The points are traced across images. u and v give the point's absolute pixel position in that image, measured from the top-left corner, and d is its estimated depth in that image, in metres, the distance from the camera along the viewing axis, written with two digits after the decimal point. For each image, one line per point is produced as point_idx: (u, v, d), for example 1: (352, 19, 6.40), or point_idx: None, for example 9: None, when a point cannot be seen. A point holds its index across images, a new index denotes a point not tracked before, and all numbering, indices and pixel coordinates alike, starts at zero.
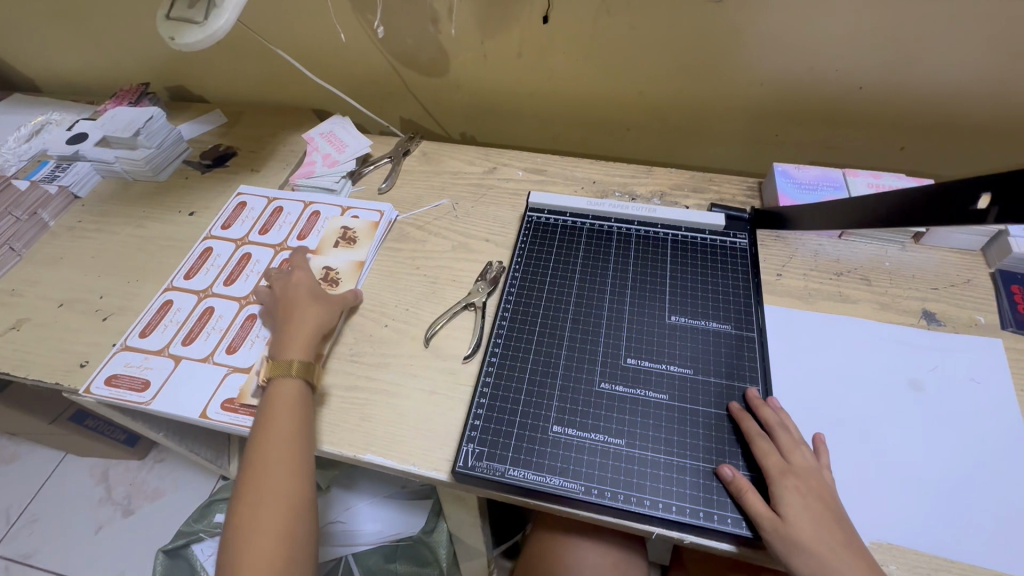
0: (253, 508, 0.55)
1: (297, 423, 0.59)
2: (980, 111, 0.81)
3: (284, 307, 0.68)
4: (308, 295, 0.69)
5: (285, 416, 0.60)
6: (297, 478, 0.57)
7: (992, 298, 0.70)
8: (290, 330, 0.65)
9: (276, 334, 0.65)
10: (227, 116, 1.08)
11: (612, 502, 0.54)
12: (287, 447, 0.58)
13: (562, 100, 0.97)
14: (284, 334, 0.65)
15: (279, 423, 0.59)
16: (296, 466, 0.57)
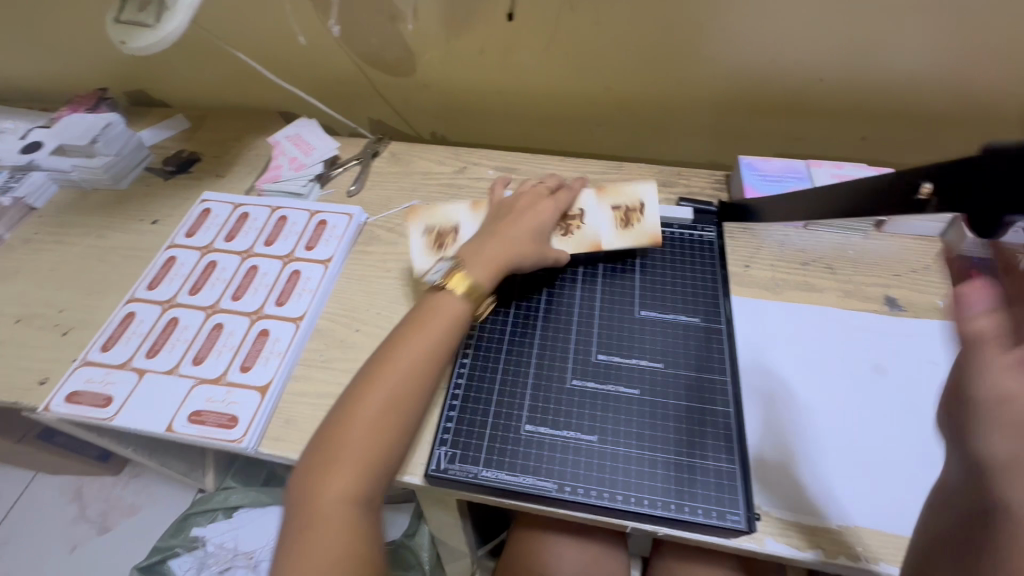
0: (330, 452, 0.52)
1: (409, 383, 0.56)
2: (936, 99, 0.84)
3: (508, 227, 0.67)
4: (537, 221, 0.68)
5: (393, 371, 0.57)
6: (382, 419, 0.54)
7: (950, 282, 0.72)
8: (488, 246, 0.65)
9: (470, 255, 0.65)
10: (190, 121, 1.06)
11: (585, 498, 0.54)
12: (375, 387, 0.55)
13: (532, 97, 0.97)
14: (480, 248, 0.65)
15: (404, 362, 0.57)
16: (384, 429, 0.54)
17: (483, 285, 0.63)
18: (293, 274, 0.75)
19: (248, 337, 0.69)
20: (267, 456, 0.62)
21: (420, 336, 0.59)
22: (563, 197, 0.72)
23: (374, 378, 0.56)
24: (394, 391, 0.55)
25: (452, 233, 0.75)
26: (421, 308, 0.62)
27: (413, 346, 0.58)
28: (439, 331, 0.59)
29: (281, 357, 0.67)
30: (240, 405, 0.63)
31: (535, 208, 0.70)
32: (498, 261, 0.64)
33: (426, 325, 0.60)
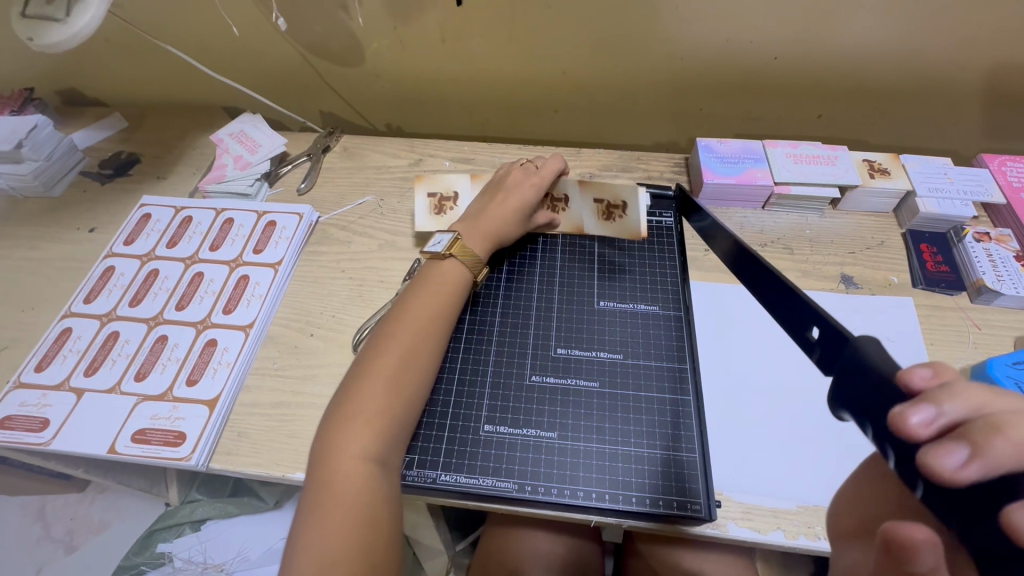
0: (336, 432, 0.52)
1: (416, 348, 0.58)
2: (886, 75, 0.84)
3: (495, 197, 0.70)
4: (523, 198, 0.69)
5: (400, 340, 0.58)
6: (385, 394, 0.54)
7: (904, 257, 0.73)
8: (483, 218, 0.68)
9: (474, 218, 0.68)
10: (128, 119, 1.00)
11: (545, 497, 0.53)
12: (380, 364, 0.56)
13: (487, 83, 0.94)
14: (474, 217, 0.68)
15: (403, 338, 0.58)
16: (392, 394, 0.54)
17: (475, 251, 0.66)
18: (241, 279, 0.72)
19: (195, 348, 0.66)
20: (220, 472, 0.59)
21: (413, 319, 0.59)
22: (547, 173, 0.71)
23: (379, 357, 0.56)
24: (393, 368, 0.56)
25: (452, 202, 0.76)
26: (410, 294, 0.63)
27: (408, 322, 0.59)
28: (425, 307, 0.61)
29: (231, 368, 0.64)
30: (188, 421, 0.60)
31: (525, 180, 0.70)
32: (489, 230, 0.67)
33: (419, 304, 0.61)
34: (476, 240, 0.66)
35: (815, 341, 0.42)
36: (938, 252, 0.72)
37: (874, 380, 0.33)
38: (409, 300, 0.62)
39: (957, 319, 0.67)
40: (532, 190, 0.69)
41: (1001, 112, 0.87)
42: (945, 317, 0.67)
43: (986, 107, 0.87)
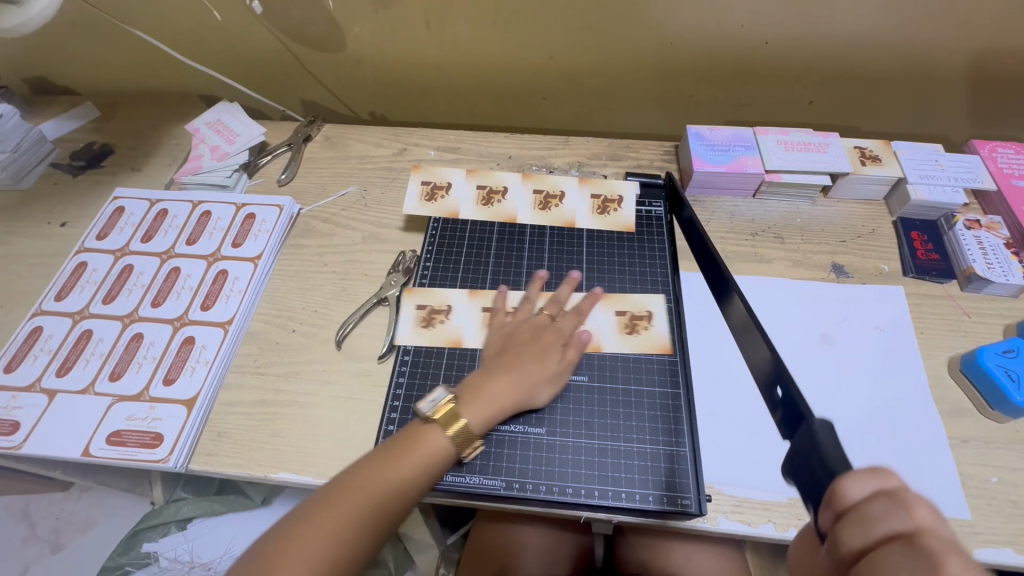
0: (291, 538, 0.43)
1: (411, 482, 0.49)
2: (877, 59, 0.83)
3: (511, 353, 0.57)
4: (546, 362, 0.57)
5: (399, 464, 0.49)
6: (339, 545, 0.44)
7: (895, 246, 0.72)
8: (494, 380, 0.55)
9: (480, 377, 0.55)
10: (101, 108, 0.96)
11: (534, 494, 0.53)
12: (349, 502, 0.46)
13: (472, 69, 0.91)
14: (480, 386, 0.54)
15: (384, 484, 0.47)
16: (369, 521, 0.46)
17: (475, 425, 0.53)
18: (220, 274, 0.70)
19: (172, 346, 0.64)
20: (199, 473, 0.58)
21: (406, 459, 0.49)
22: (565, 326, 0.60)
23: (349, 495, 0.46)
24: (363, 516, 0.46)
25: (444, 314, 0.65)
26: (411, 426, 0.52)
27: (397, 463, 0.48)
28: (421, 454, 0.50)
29: (209, 366, 0.62)
30: (166, 422, 0.59)
31: (537, 345, 0.58)
32: (512, 406, 0.54)
33: (416, 444, 0.50)
34: (485, 415, 0.53)
35: (779, 401, 0.46)
36: (929, 240, 0.71)
37: (817, 466, 0.38)
38: (409, 430, 0.51)
39: (947, 308, 0.66)
40: (554, 351, 0.58)
41: (991, 96, 0.86)
42: (935, 306, 0.67)
43: (977, 91, 0.86)
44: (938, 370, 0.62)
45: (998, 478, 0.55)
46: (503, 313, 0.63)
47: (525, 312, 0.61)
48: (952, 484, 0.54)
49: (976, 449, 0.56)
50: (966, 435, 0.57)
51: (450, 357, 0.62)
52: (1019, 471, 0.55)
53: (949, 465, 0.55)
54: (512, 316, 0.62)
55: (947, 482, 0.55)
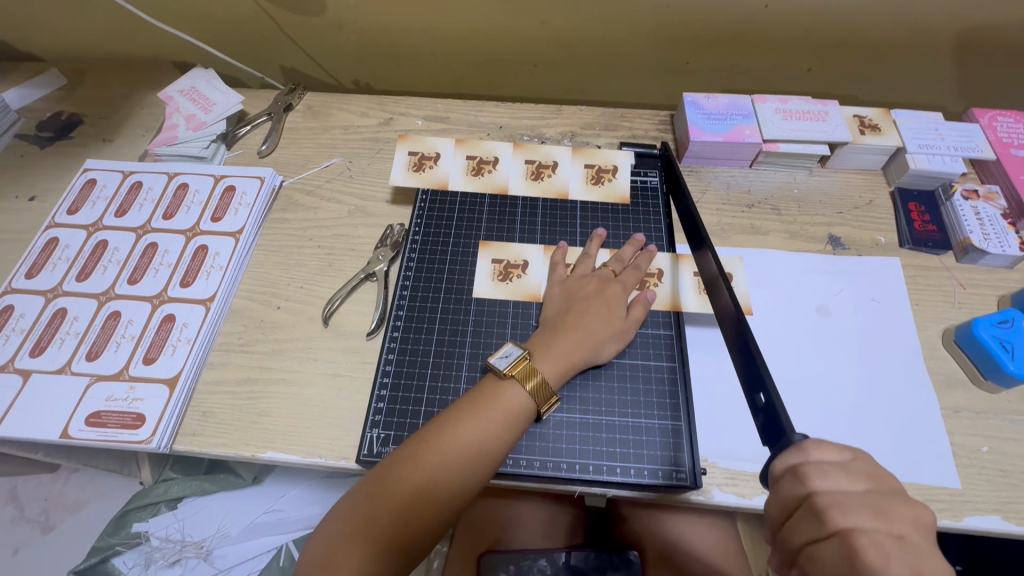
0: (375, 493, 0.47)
1: (484, 441, 0.49)
2: (881, 24, 0.80)
3: (577, 308, 0.58)
4: (609, 319, 0.57)
5: (471, 424, 0.49)
6: (419, 506, 0.47)
7: (892, 217, 0.71)
8: (563, 336, 0.55)
9: (546, 333, 0.56)
10: (67, 76, 0.90)
11: (528, 470, 0.52)
12: (425, 464, 0.48)
13: (459, 34, 0.87)
14: (552, 338, 0.55)
15: (456, 449, 0.48)
16: (446, 478, 0.48)
17: (550, 382, 0.53)
18: (199, 250, 0.67)
19: (151, 324, 0.62)
20: (184, 454, 0.56)
21: (478, 422, 0.50)
22: (630, 280, 0.61)
23: (428, 457, 0.48)
24: (440, 481, 0.47)
25: (521, 268, 0.65)
26: (484, 387, 0.53)
27: (468, 429, 0.49)
28: (491, 420, 0.50)
29: (190, 345, 0.60)
30: (147, 402, 0.57)
31: (603, 296, 0.59)
32: (579, 361, 0.55)
33: (488, 408, 0.51)
34: (560, 369, 0.54)
35: (761, 408, 0.46)
36: (926, 211, 0.70)
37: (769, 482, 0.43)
38: (481, 392, 0.52)
39: (943, 279, 0.66)
40: (618, 304, 0.59)
41: (989, 63, 0.84)
42: (930, 277, 0.66)
43: (977, 58, 0.84)
44: (933, 341, 0.62)
45: (988, 447, 0.55)
46: (563, 267, 0.64)
47: (585, 268, 0.62)
48: (944, 454, 0.55)
49: (968, 419, 0.57)
50: (958, 406, 0.57)
51: (517, 307, 0.62)
52: (1009, 440, 0.55)
53: (940, 434, 0.56)
54: (575, 272, 0.63)
55: (938, 451, 0.55)
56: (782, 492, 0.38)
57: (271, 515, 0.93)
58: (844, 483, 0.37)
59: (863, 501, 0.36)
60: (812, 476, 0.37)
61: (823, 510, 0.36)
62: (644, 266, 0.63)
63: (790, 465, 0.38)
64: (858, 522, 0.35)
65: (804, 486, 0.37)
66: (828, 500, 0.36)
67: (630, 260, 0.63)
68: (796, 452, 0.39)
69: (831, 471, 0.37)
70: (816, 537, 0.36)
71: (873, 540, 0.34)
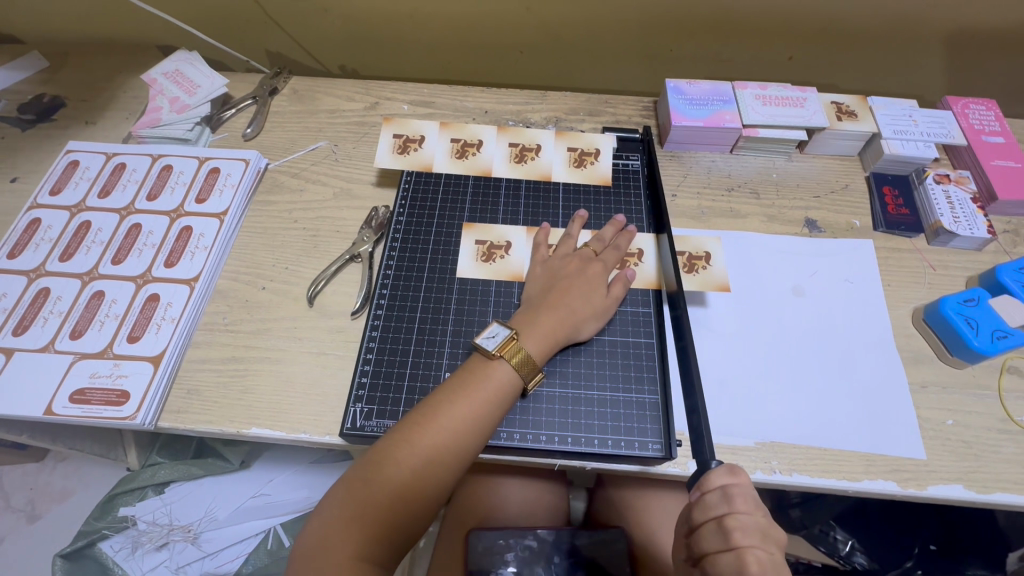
0: (367, 479, 0.47)
1: (475, 422, 0.50)
2: (859, 13, 0.81)
3: (560, 287, 0.59)
4: (590, 296, 0.59)
5: (461, 407, 0.50)
6: (416, 488, 0.48)
7: (867, 201, 0.73)
8: (545, 313, 0.57)
9: (531, 310, 0.57)
10: (49, 58, 0.89)
11: (508, 442, 0.53)
12: (421, 447, 0.48)
13: (445, 20, 0.87)
14: (536, 316, 0.56)
15: (448, 432, 0.49)
16: (438, 460, 0.49)
17: (534, 357, 0.54)
18: (184, 230, 0.67)
19: (135, 304, 0.62)
20: (170, 430, 0.57)
21: (467, 404, 0.50)
22: (610, 259, 0.62)
23: (420, 441, 0.49)
24: (433, 464, 0.48)
25: (504, 249, 0.66)
26: (473, 367, 0.53)
27: (461, 411, 0.50)
28: (483, 401, 0.51)
29: (175, 324, 0.60)
30: (132, 379, 0.57)
31: (584, 276, 0.60)
32: (562, 339, 0.56)
33: (479, 390, 0.51)
34: (545, 347, 0.55)
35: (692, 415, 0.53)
36: (900, 195, 0.72)
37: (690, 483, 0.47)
38: (471, 373, 0.53)
39: (914, 261, 0.68)
40: (599, 283, 0.60)
41: (962, 52, 0.87)
42: (902, 260, 0.68)
43: (953, 47, 0.86)
44: (903, 320, 0.64)
45: (953, 420, 0.57)
46: (545, 247, 0.65)
47: (566, 248, 0.64)
48: (911, 426, 0.57)
49: (935, 393, 0.59)
50: (925, 381, 0.59)
51: (500, 286, 0.63)
52: (972, 414, 0.57)
53: (907, 406, 0.58)
54: (556, 252, 0.64)
55: (905, 425, 0.57)
56: (704, 505, 0.43)
57: (260, 499, 0.93)
58: (752, 511, 0.42)
59: (762, 527, 0.41)
60: (735, 498, 0.42)
61: (731, 529, 0.40)
62: (624, 245, 0.64)
63: (722, 485, 0.43)
64: (754, 547, 0.40)
65: (725, 506, 0.42)
66: (738, 521, 0.41)
67: (610, 240, 0.65)
68: (727, 473, 0.44)
69: (747, 500, 0.42)
70: (718, 549, 0.40)
71: (762, 561, 0.39)
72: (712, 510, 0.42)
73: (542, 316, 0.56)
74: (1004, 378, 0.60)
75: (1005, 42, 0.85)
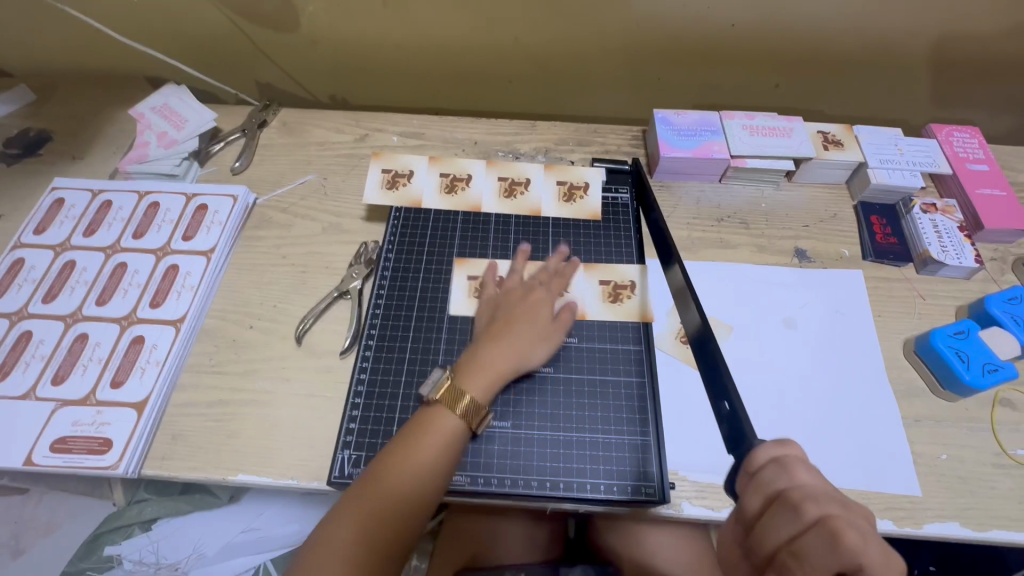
0: (335, 521, 0.47)
1: (438, 452, 0.50)
2: (841, 42, 0.83)
3: (553, 326, 0.59)
4: None
5: (422, 437, 0.51)
6: (386, 524, 0.47)
7: (855, 230, 0.73)
8: (537, 355, 0.56)
9: (524, 351, 0.57)
10: (36, 91, 0.89)
11: (499, 488, 0.53)
12: (384, 482, 0.49)
13: (434, 51, 0.88)
14: (527, 357, 0.56)
15: (411, 464, 0.49)
16: (405, 492, 0.48)
17: (480, 396, 0.53)
18: (170, 269, 0.66)
19: (120, 346, 0.61)
20: (154, 478, 0.56)
21: (429, 436, 0.51)
22: (553, 288, 0.63)
23: (384, 475, 0.49)
24: (400, 497, 0.48)
25: (495, 287, 0.66)
26: (431, 401, 0.53)
27: (433, 450, 0.50)
28: (445, 431, 0.51)
29: (160, 367, 0.59)
30: (115, 426, 0.56)
31: (575, 313, 0.60)
32: (507, 373, 0.55)
33: (439, 420, 0.52)
34: None
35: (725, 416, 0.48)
36: (888, 223, 0.73)
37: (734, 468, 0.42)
38: (430, 406, 0.53)
39: (904, 290, 0.68)
40: None
41: (943, 80, 0.88)
42: (893, 289, 0.68)
43: (933, 75, 0.88)
44: (894, 351, 0.63)
45: (947, 455, 0.57)
46: (493, 283, 0.64)
47: (557, 286, 0.63)
48: (906, 464, 0.56)
49: (928, 427, 0.58)
50: (918, 415, 0.59)
51: None
52: (966, 448, 0.57)
53: (901, 444, 0.57)
54: (546, 289, 0.63)
55: (900, 461, 0.56)
56: (762, 481, 0.38)
57: (249, 534, 0.92)
58: (814, 478, 0.37)
59: (832, 493, 0.35)
60: (792, 466, 0.37)
61: (799, 501, 0.35)
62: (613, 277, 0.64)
63: (771, 456, 0.38)
64: (829, 508, 0.34)
65: (784, 477, 0.37)
66: (803, 492, 0.35)
67: (600, 274, 0.65)
68: (774, 445, 0.39)
69: (804, 466, 0.37)
70: (797, 532, 0.34)
71: (848, 523, 0.33)
72: (771, 486, 0.37)
73: (534, 358, 0.56)
74: (997, 411, 0.59)
75: (984, 70, 0.86)
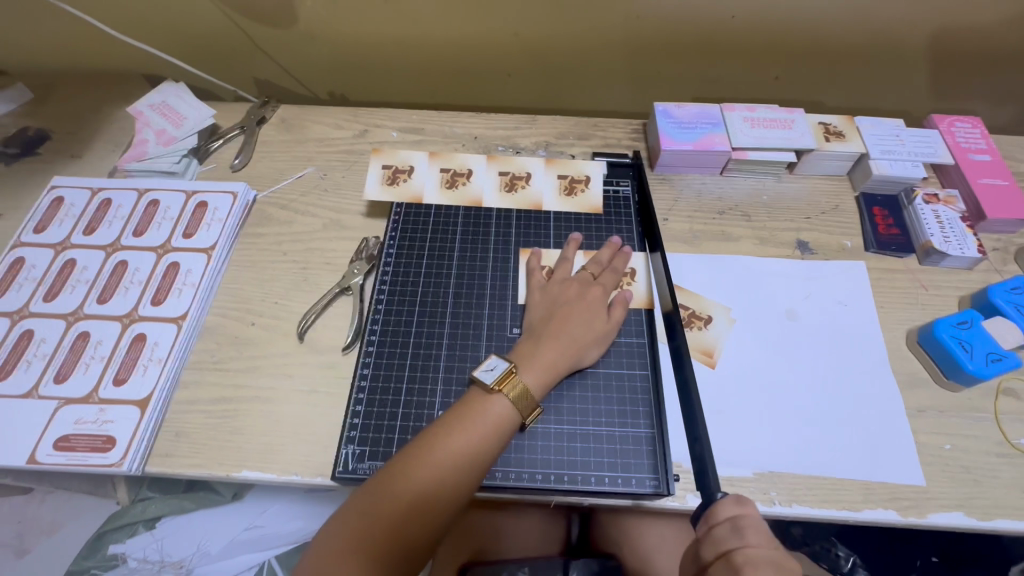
0: (364, 511, 0.46)
1: (475, 451, 0.49)
2: (841, 34, 0.83)
3: (561, 314, 0.59)
4: (589, 323, 0.59)
5: (460, 435, 0.50)
6: (414, 521, 0.46)
7: (857, 222, 0.73)
8: (545, 344, 0.56)
9: (532, 339, 0.57)
10: (34, 90, 0.88)
11: (503, 482, 0.53)
12: (420, 478, 0.47)
13: (433, 48, 0.88)
14: (536, 347, 0.56)
15: (446, 462, 0.48)
16: (438, 490, 0.48)
17: (532, 389, 0.54)
18: (171, 267, 0.66)
19: (121, 345, 0.61)
20: (157, 475, 0.56)
21: (467, 434, 0.50)
22: (608, 282, 0.63)
23: (418, 472, 0.48)
24: (432, 496, 0.47)
25: (500, 280, 0.66)
26: (470, 400, 0.53)
27: (465, 448, 0.49)
28: (484, 431, 0.50)
29: (162, 364, 0.59)
30: (118, 424, 0.56)
31: (583, 301, 0.60)
32: (561, 370, 0.56)
33: (479, 422, 0.51)
34: (543, 382, 0.54)
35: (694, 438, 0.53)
36: (890, 215, 0.72)
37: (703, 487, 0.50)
38: (469, 404, 0.52)
39: (906, 281, 0.68)
40: (598, 308, 0.60)
41: (943, 72, 0.88)
42: (895, 280, 0.68)
43: (933, 66, 0.87)
44: (897, 342, 0.63)
45: (951, 445, 0.57)
46: (540, 273, 0.65)
47: (564, 273, 0.63)
48: (910, 453, 0.56)
49: (931, 418, 0.58)
50: (922, 405, 0.59)
51: (493, 319, 0.63)
52: (969, 437, 0.57)
53: (904, 436, 0.57)
54: (552, 279, 0.63)
55: (904, 452, 0.56)
56: (718, 538, 0.43)
57: (252, 532, 0.91)
58: (763, 543, 0.42)
59: (774, 561, 0.40)
60: (746, 531, 0.42)
61: (741, 564, 0.40)
62: (620, 266, 0.64)
63: (731, 517, 0.44)
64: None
65: (737, 539, 0.42)
66: (746, 556, 0.41)
67: (607, 263, 0.65)
68: (734, 503, 0.45)
69: (753, 529, 0.42)
70: None
71: None
72: (723, 541, 0.43)
73: (542, 348, 0.56)
74: (1000, 401, 0.59)
75: (984, 62, 0.86)
